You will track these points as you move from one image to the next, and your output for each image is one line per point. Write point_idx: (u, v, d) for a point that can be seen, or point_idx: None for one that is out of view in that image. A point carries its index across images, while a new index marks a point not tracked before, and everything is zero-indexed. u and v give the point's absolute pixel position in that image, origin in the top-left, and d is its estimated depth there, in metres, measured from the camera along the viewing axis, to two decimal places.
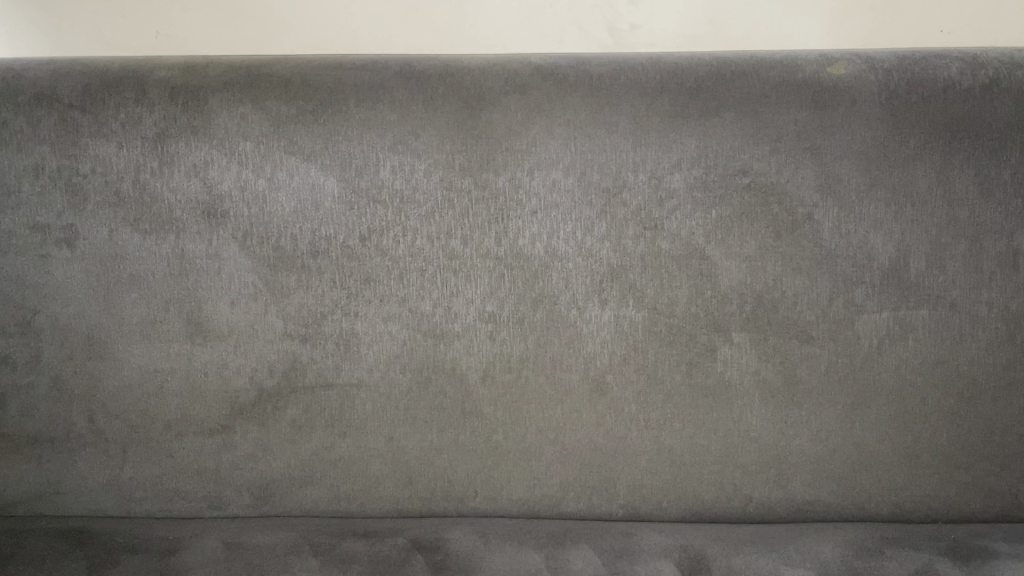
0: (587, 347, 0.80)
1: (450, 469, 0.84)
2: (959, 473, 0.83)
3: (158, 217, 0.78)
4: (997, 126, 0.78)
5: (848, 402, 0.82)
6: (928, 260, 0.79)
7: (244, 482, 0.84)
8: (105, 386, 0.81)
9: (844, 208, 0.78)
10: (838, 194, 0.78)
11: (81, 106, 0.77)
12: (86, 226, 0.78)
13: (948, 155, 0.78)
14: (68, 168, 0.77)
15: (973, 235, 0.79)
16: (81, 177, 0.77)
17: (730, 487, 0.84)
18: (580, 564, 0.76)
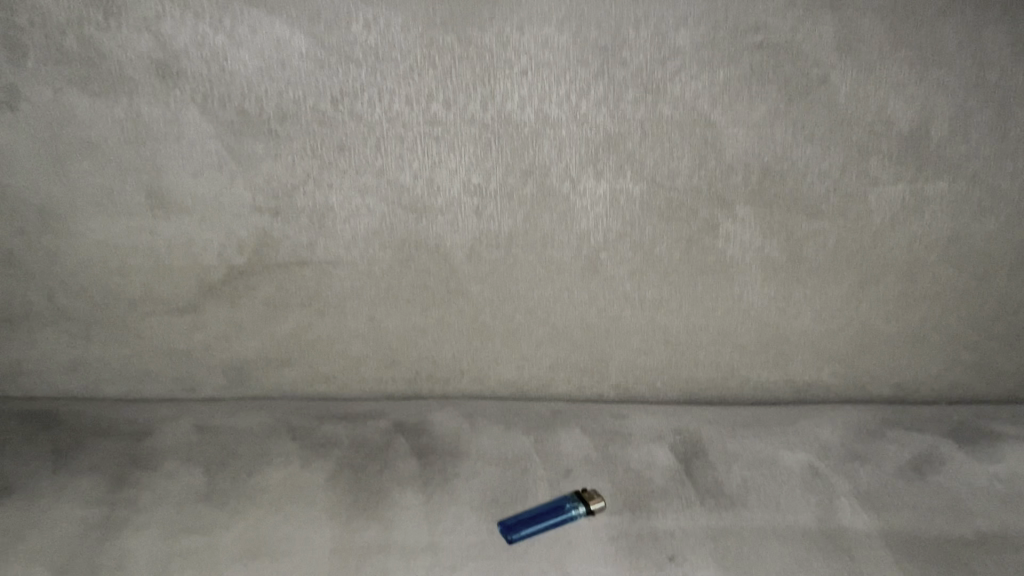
0: (581, 222, 0.75)
1: (435, 350, 0.80)
2: (965, 353, 0.80)
3: (106, 76, 0.69)
4: None
5: (855, 280, 0.77)
6: (951, 128, 0.73)
7: (218, 363, 0.80)
8: (63, 263, 0.75)
9: (864, 69, 0.71)
10: (858, 55, 0.71)
11: None
12: (29, 86, 0.69)
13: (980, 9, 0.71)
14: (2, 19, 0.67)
15: (1002, 101, 0.72)
16: (17, 29, 0.67)
17: (727, 368, 0.81)
18: (570, 447, 0.72)
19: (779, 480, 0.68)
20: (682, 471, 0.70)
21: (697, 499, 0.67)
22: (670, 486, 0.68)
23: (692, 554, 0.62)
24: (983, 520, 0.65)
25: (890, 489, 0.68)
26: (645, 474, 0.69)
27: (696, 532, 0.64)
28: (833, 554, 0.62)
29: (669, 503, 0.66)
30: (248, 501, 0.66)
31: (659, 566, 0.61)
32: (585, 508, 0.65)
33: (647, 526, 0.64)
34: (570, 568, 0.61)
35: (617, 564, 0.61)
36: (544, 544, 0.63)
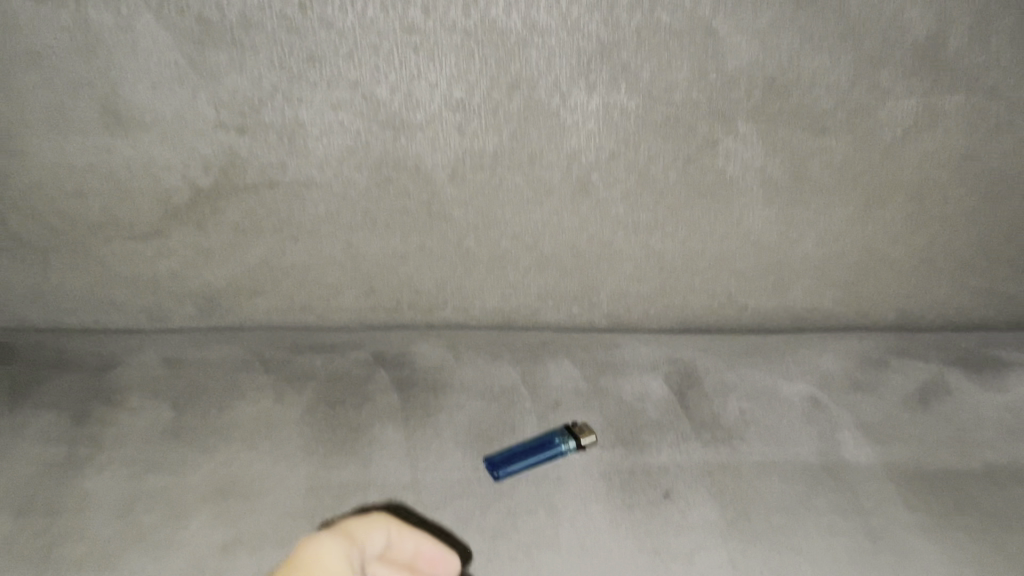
0: (571, 141, 0.68)
1: (416, 278, 0.75)
2: (972, 278, 0.76)
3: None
4: None
5: (860, 202, 0.72)
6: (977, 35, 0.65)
7: (187, 292, 0.75)
8: (13, 185, 0.69)
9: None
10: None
11: None
12: None
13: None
14: None
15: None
16: None
17: (725, 295, 0.77)
18: (559, 379, 0.69)
19: (778, 412, 0.65)
20: (676, 403, 0.66)
21: (692, 433, 0.63)
22: (664, 419, 0.64)
23: (687, 491, 0.59)
24: (990, 453, 0.62)
25: (895, 420, 0.65)
26: (637, 407, 0.66)
27: (691, 468, 0.60)
28: (834, 490, 0.59)
29: (663, 438, 0.63)
30: (217, 439, 0.62)
31: (651, 504, 0.58)
32: (575, 443, 0.61)
33: (639, 462, 0.61)
34: (558, 507, 0.58)
35: (608, 502, 0.58)
36: (532, 482, 0.59)
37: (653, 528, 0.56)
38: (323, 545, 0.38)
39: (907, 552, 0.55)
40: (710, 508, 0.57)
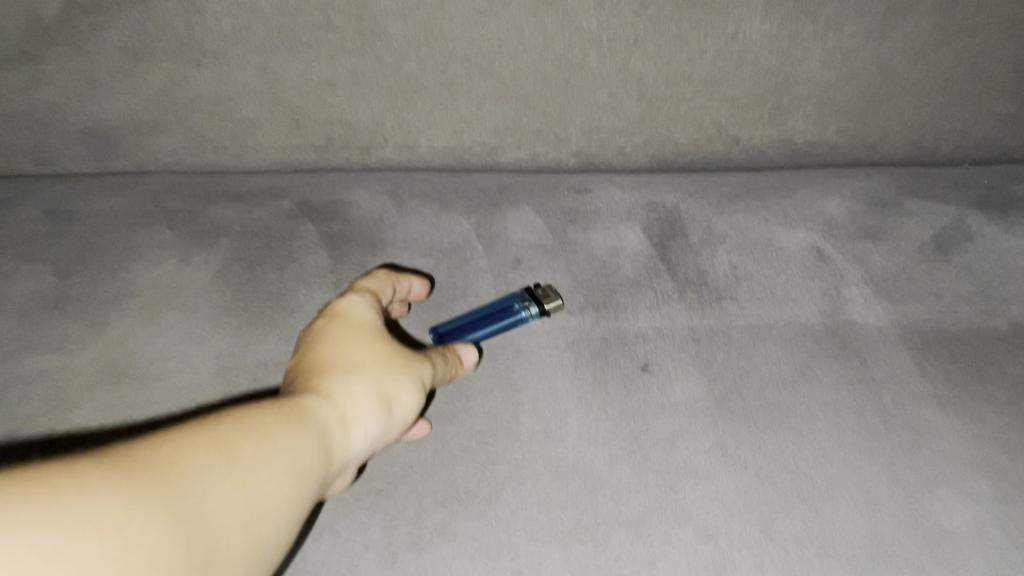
0: None
1: (350, 111, 0.63)
2: (1003, 102, 0.65)
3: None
4: None
5: (881, 12, 0.59)
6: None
7: (74, 130, 0.63)
8: None
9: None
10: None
11: None
12: None
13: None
14: None
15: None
16: None
17: (715, 127, 0.66)
18: (520, 231, 0.58)
19: (776, 266, 0.56)
20: (657, 258, 0.56)
21: (676, 294, 0.54)
22: (642, 278, 0.55)
23: (669, 362, 0.50)
24: (1019, 309, 0.54)
25: (909, 273, 0.55)
26: (611, 264, 0.56)
27: (674, 335, 0.51)
28: (838, 357, 0.51)
29: (641, 299, 0.54)
30: (110, 309, 0.53)
31: (627, 378, 0.49)
32: (538, 309, 0.52)
33: (612, 328, 0.52)
34: (519, 386, 0.49)
35: (577, 377, 0.49)
36: (487, 355, 0.51)
37: (629, 408, 0.48)
38: (353, 299, 0.48)
39: (922, 430, 0.47)
40: (696, 383, 0.49)
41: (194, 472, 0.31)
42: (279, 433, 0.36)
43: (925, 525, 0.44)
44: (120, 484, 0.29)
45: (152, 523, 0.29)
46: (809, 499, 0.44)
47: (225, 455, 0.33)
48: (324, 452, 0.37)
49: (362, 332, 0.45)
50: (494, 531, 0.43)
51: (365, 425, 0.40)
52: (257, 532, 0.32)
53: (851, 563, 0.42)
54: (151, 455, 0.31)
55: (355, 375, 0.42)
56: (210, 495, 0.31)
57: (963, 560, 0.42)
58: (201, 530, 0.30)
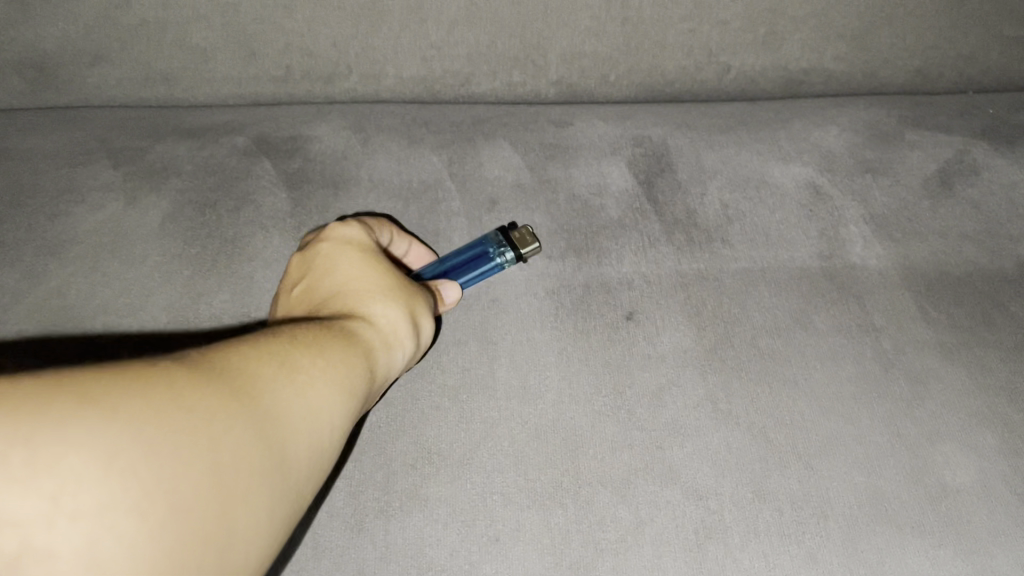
0: None
1: (309, 38, 0.57)
2: (1011, 25, 0.61)
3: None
4: None
5: None
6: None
7: (8, 61, 0.57)
8: None
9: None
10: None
11: None
12: None
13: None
14: None
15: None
16: None
17: (705, 54, 0.61)
18: (496, 169, 0.54)
19: (770, 205, 0.52)
20: (643, 197, 0.52)
21: (663, 236, 0.50)
22: (627, 220, 0.51)
23: (655, 310, 0.47)
24: None
25: (912, 211, 0.52)
26: (593, 204, 0.52)
27: (661, 281, 0.48)
28: (836, 302, 0.47)
29: (626, 242, 0.50)
30: (50, 257, 0.49)
31: (611, 328, 0.46)
32: (515, 255, 0.48)
33: (595, 274, 0.48)
34: (495, 338, 0.46)
35: (558, 327, 0.46)
36: (461, 305, 0.47)
37: (613, 361, 0.45)
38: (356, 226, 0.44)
39: (924, 380, 0.44)
40: (684, 332, 0.46)
41: (263, 376, 0.30)
42: (332, 344, 0.34)
43: (928, 481, 0.41)
44: (197, 384, 0.28)
45: (233, 424, 0.28)
46: (805, 455, 0.42)
47: (286, 364, 0.31)
48: (373, 368, 0.36)
49: (377, 254, 0.43)
50: (467, 496, 0.40)
51: (402, 346, 0.39)
52: (324, 441, 0.31)
53: (849, 523, 0.40)
54: (218, 358, 0.30)
55: (386, 294, 0.40)
56: (280, 401, 0.30)
57: (967, 518, 0.40)
58: (277, 434, 0.29)
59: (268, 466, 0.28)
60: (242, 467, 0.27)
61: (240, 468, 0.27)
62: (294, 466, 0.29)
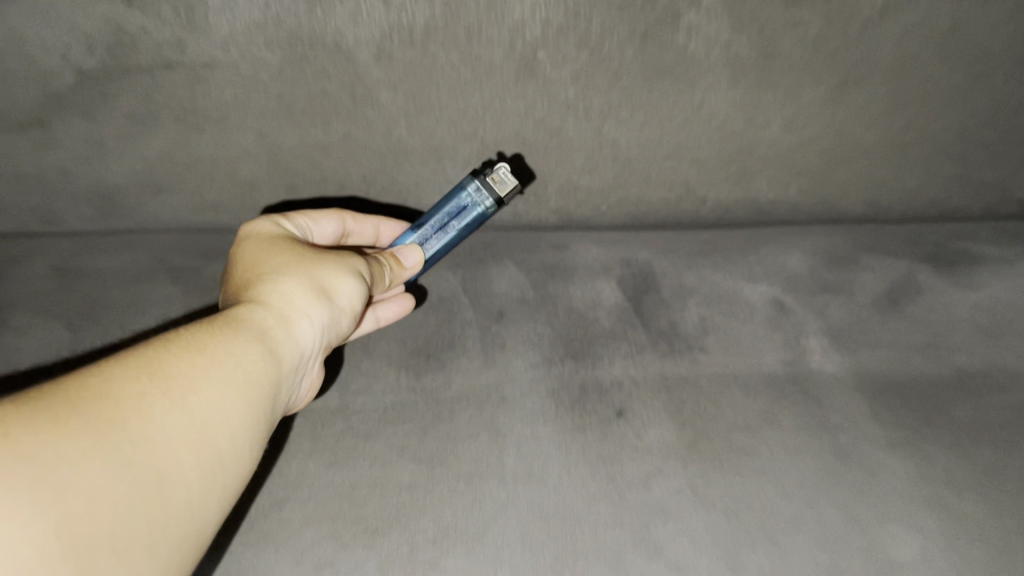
0: (513, 15, 0.57)
1: (343, 173, 0.67)
2: (947, 164, 0.71)
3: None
4: None
5: (834, 83, 0.65)
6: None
7: (80, 190, 0.66)
8: None
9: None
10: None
11: None
12: None
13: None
14: None
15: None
16: None
17: (684, 186, 0.71)
18: (503, 286, 0.62)
19: (740, 318, 0.60)
20: (630, 310, 0.60)
21: (648, 344, 0.58)
22: (617, 330, 0.59)
23: (642, 408, 0.54)
24: (962, 357, 0.58)
25: (865, 325, 0.60)
26: (588, 316, 0.60)
27: (648, 382, 0.55)
28: (799, 403, 0.55)
29: (616, 349, 0.58)
30: None
31: (604, 423, 0.53)
32: (497, 207, 0.59)
33: (590, 376, 0.56)
34: (504, 431, 0.53)
35: (557, 423, 0.53)
36: (473, 403, 0.54)
37: (606, 452, 0.52)
38: (258, 224, 0.55)
39: (876, 471, 0.51)
40: (668, 428, 0.53)
41: (125, 403, 0.38)
42: (212, 347, 0.43)
43: (879, 556, 0.48)
44: (58, 427, 0.35)
45: (92, 460, 0.35)
46: (773, 532, 0.48)
47: (157, 377, 0.40)
48: (268, 346, 0.46)
49: (286, 242, 0.54)
50: (481, 566, 0.47)
51: (305, 316, 0.49)
52: (207, 433, 0.40)
53: None
54: (82, 392, 0.37)
55: (285, 278, 0.50)
56: (147, 419, 0.38)
57: None
58: (143, 453, 0.37)
59: (139, 484, 0.36)
60: (114, 489, 0.35)
61: (111, 495, 0.35)
62: (171, 474, 0.38)
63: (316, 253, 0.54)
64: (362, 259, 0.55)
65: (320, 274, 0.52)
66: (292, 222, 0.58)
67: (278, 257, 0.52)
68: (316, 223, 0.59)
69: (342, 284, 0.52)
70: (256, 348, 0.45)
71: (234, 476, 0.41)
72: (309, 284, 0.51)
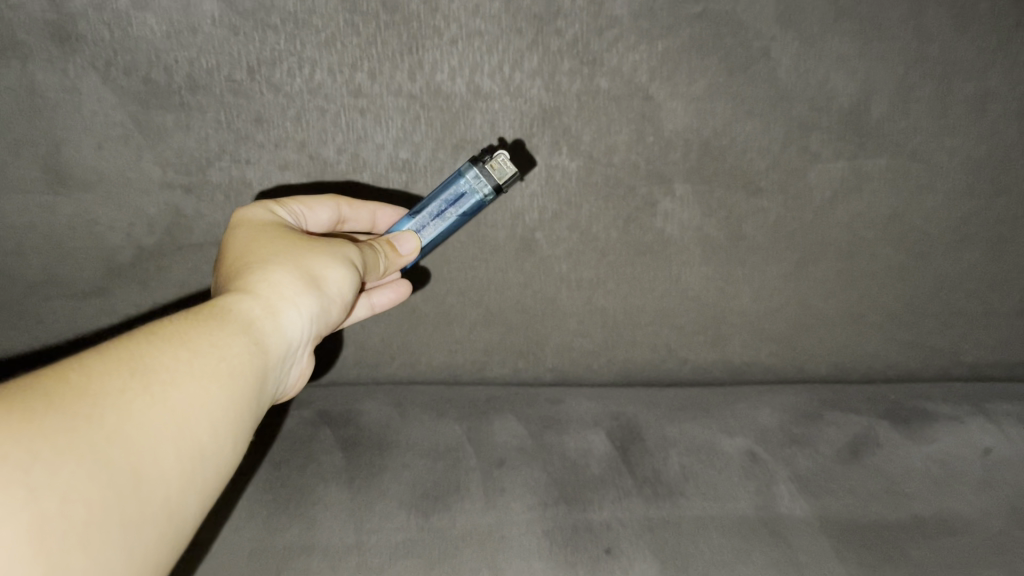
0: (515, 202, 0.71)
1: (364, 335, 0.76)
2: (902, 332, 0.80)
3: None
4: None
5: (794, 259, 0.76)
6: (925, 100, 0.71)
7: None
8: None
9: (857, 39, 0.68)
10: (841, 28, 0.67)
11: None
12: None
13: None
14: None
15: (986, 74, 0.70)
16: None
17: (666, 348, 0.79)
18: (505, 436, 0.69)
19: (716, 467, 0.67)
20: (619, 460, 0.67)
21: (635, 489, 0.65)
22: (607, 476, 0.66)
23: (629, 547, 0.60)
24: (919, 505, 0.64)
25: (830, 474, 0.67)
26: (581, 463, 0.67)
27: (633, 523, 0.62)
28: (770, 543, 0.60)
29: (605, 494, 0.64)
30: None
31: (593, 560, 0.59)
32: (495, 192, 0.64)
33: (582, 519, 0.62)
34: (503, 566, 0.58)
35: (550, 560, 0.59)
36: (475, 542, 0.60)
37: None
38: (252, 211, 0.58)
39: None
40: (651, 562, 0.59)
41: (103, 400, 0.39)
42: (196, 343, 0.45)
43: None
44: (34, 424, 0.35)
45: (66, 460, 0.35)
46: None
47: (137, 373, 0.41)
48: (254, 339, 0.48)
49: (276, 227, 0.58)
50: None
51: (294, 307, 0.52)
52: (187, 427, 0.41)
53: None
54: (58, 389, 0.38)
55: (273, 269, 0.53)
56: (126, 414, 0.39)
57: None
58: (119, 450, 0.38)
59: (113, 485, 0.37)
60: (91, 489, 0.36)
61: (86, 495, 0.35)
62: (149, 472, 0.39)
63: (308, 242, 0.57)
64: (355, 249, 0.59)
65: (311, 263, 0.55)
66: (286, 208, 0.61)
67: (269, 247, 0.55)
68: (311, 210, 0.62)
69: (331, 274, 0.55)
70: (242, 339, 0.47)
71: (213, 468, 0.43)
72: (299, 274, 0.53)
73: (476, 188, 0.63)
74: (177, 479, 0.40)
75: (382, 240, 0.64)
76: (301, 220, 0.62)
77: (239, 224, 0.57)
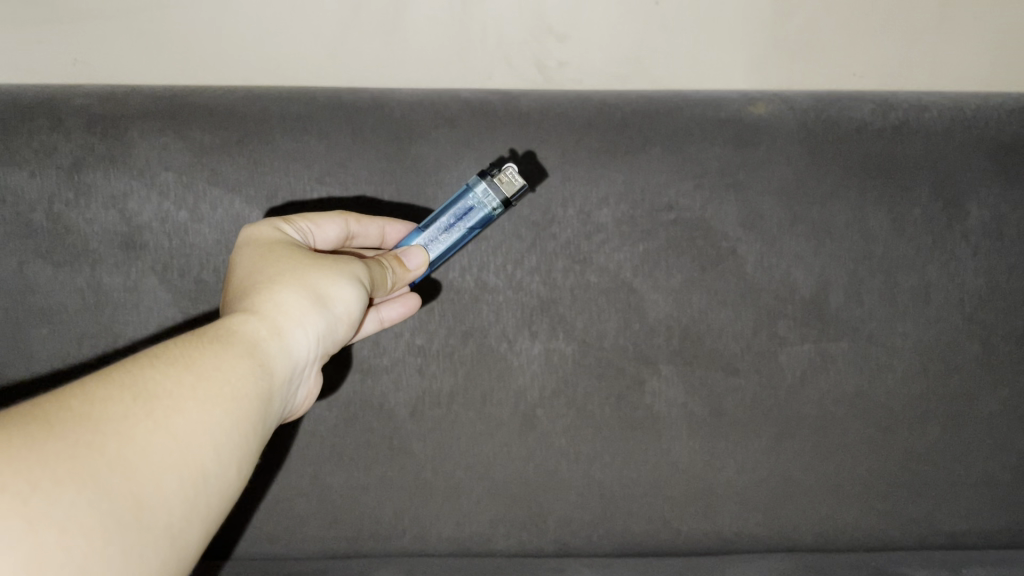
0: (518, 381, 0.80)
1: (378, 508, 0.82)
2: (878, 501, 0.85)
3: (51, 227, 0.76)
4: (924, 163, 0.80)
5: (773, 433, 0.83)
6: (876, 291, 0.82)
7: None
8: None
9: (811, 240, 0.80)
10: (796, 231, 0.80)
11: (5, 143, 0.75)
12: (12, 258, 0.77)
13: (906, 186, 0.80)
14: (7, 205, 0.76)
15: (925, 268, 0.82)
16: (26, 214, 0.76)
17: (660, 519, 0.84)
18: None
19: None
20: None
21: None
22: None
23: None
24: None
25: None
26: None
27: None
28: None
29: None
30: None
31: None
32: (505, 206, 0.72)
33: None
34: None
35: None
36: None
37: None
38: (257, 236, 0.64)
39: None
40: None
41: (105, 426, 0.42)
42: (199, 371, 0.49)
43: None
44: (38, 454, 0.39)
45: (68, 487, 0.39)
46: None
47: (139, 398, 0.44)
48: (257, 367, 0.53)
49: (280, 246, 0.64)
50: None
51: (297, 332, 0.58)
52: (186, 450, 0.45)
53: None
54: (62, 417, 0.41)
55: (277, 300, 0.58)
56: (128, 440, 0.42)
57: None
58: (120, 476, 0.41)
59: (113, 511, 0.40)
60: (92, 515, 0.39)
61: (86, 522, 0.38)
62: (150, 499, 0.42)
63: (313, 263, 0.63)
64: (364, 266, 0.65)
65: (314, 289, 0.60)
66: (293, 226, 0.67)
67: (274, 274, 0.60)
68: (318, 225, 0.69)
69: (333, 299, 0.61)
70: (244, 367, 0.51)
71: (215, 489, 0.46)
72: (302, 304, 0.59)
73: (485, 203, 0.71)
74: (178, 500, 0.43)
75: (390, 255, 0.70)
76: (310, 237, 0.69)
77: (239, 258, 0.63)
